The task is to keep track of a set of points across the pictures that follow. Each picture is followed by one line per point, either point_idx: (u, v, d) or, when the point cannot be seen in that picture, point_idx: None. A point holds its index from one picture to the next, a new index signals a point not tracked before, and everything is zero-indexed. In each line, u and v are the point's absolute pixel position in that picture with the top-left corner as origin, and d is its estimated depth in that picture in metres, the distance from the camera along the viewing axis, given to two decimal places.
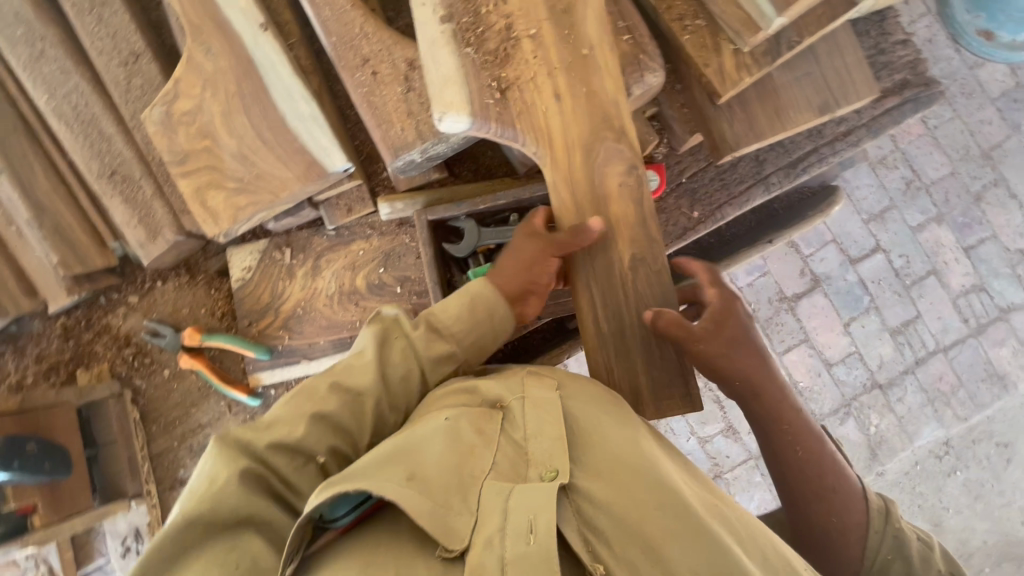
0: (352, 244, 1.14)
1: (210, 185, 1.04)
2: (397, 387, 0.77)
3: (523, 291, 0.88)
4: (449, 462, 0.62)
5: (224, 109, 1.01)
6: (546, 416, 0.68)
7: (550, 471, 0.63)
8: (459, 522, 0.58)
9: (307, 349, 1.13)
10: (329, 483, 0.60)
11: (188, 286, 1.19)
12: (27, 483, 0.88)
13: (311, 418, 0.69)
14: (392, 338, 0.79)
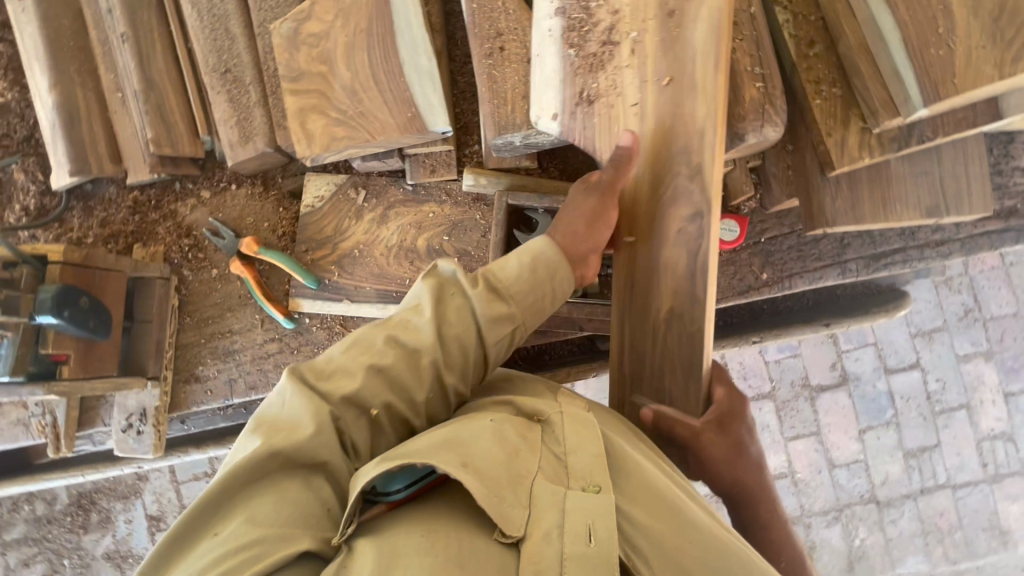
0: (425, 204, 1.15)
1: (314, 109, 1.05)
2: (451, 349, 0.75)
3: (584, 253, 0.87)
4: (497, 458, 0.64)
5: (349, 43, 1.04)
6: (586, 432, 0.71)
7: (592, 485, 0.64)
8: (514, 513, 0.60)
9: (351, 291, 1.14)
10: (384, 457, 0.63)
11: (259, 197, 1.21)
12: (69, 333, 0.91)
13: (370, 369, 0.71)
14: (449, 296, 0.77)
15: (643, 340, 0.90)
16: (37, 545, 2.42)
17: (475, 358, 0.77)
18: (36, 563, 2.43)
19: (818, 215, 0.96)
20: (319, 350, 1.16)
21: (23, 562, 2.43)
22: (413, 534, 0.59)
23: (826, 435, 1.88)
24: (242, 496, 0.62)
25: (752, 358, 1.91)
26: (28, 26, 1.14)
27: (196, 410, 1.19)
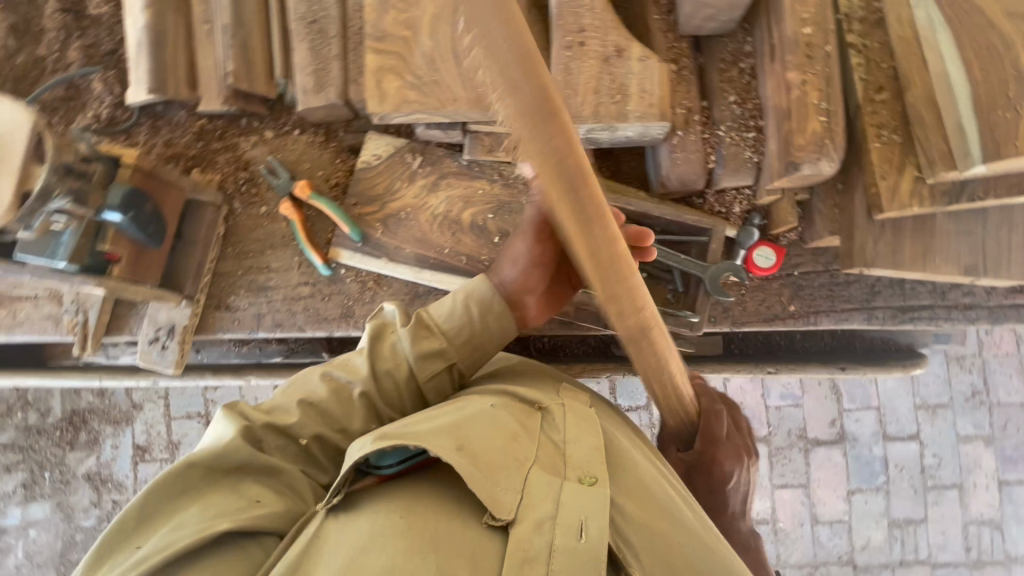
0: (475, 180, 1.19)
1: (390, 70, 1.08)
2: (382, 380, 0.94)
3: (519, 299, 1.01)
4: (495, 444, 0.81)
5: (437, 15, 1.08)
6: (581, 430, 0.89)
7: (585, 476, 0.82)
8: (508, 494, 0.76)
9: (391, 251, 1.17)
10: (384, 436, 0.78)
11: (319, 145, 1.25)
12: (128, 235, 0.94)
13: (299, 402, 0.89)
14: (386, 335, 0.98)
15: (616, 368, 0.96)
16: (23, 454, 2.45)
17: (407, 390, 0.95)
18: (18, 469, 2.46)
19: (858, 254, 0.99)
20: (350, 301, 1.20)
21: (6, 466, 2.46)
22: (391, 514, 0.74)
23: (813, 489, 2.11)
24: (172, 507, 0.76)
25: (754, 400, 2.13)
26: None
27: (220, 337, 1.22)
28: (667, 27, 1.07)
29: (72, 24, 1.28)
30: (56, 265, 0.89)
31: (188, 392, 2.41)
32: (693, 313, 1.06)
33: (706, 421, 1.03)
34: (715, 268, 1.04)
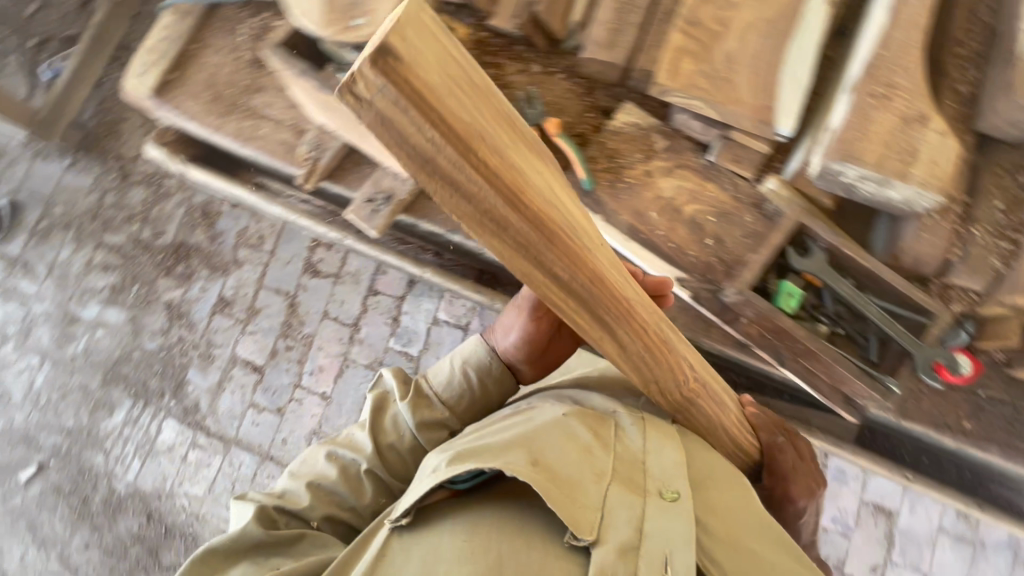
0: (709, 182, 1.21)
1: (687, 54, 1.13)
2: (384, 458, 1.15)
3: (516, 362, 1.23)
4: (571, 458, 0.88)
5: (749, 22, 1.12)
6: (662, 440, 0.92)
7: (670, 492, 0.86)
8: (591, 506, 0.84)
9: (607, 213, 1.21)
10: (457, 458, 0.90)
11: (576, 96, 1.29)
12: None
13: (309, 484, 1.12)
14: (387, 404, 1.21)
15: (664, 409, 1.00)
16: (122, 262, 2.59)
17: (410, 454, 1.17)
18: (112, 273, 2.59)
19: None
20: None
21: (104, 266, 2.59)
22: (458, 536, 0.88)
23: None
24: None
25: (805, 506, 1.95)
26: None
27: (418, 222, 1.29)
28: (961, 116, 1.09)
29: None
30: None
31: (286, 270, 2.51)
32: (894, 382, 1.08)
33: (769, 454, 1.06)
34: (928, 350, 1.06)
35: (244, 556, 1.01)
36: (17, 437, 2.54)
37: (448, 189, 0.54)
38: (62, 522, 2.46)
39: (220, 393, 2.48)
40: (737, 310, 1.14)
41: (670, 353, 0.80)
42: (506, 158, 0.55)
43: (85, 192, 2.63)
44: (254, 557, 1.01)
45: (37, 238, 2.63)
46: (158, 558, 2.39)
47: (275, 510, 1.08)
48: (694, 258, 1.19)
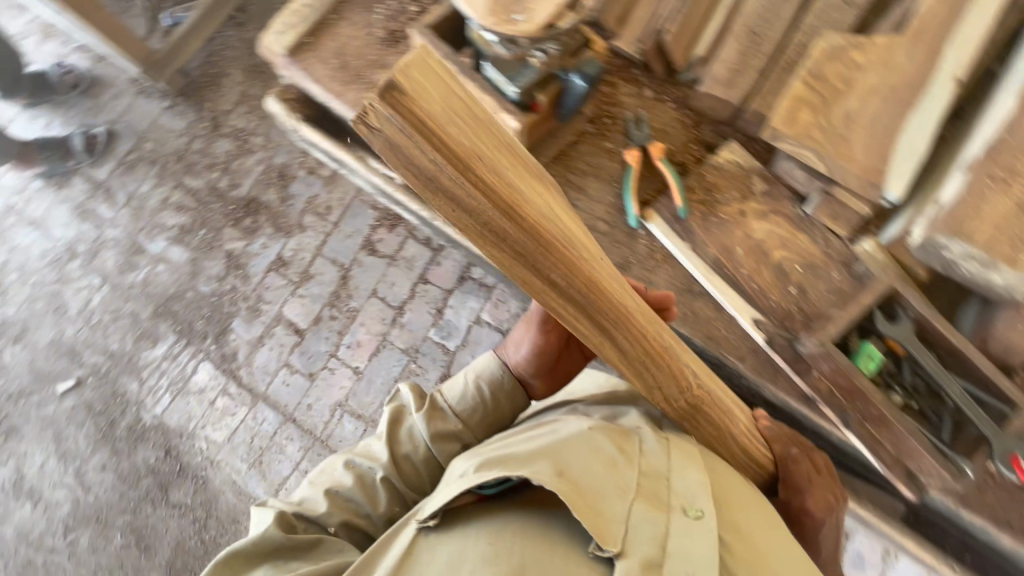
0: (802, 232, 1.22)
1: (805, 106, 1.15)
2: (400, 467, 1.18)
3: (527, 376, 1.26)
4: (596, 470, 0.86)
5: (873, 86, 1.14)
6: (684, 457, 0.90)
7: (695, 510, 0.84)
8: (617, 519, 0.82)
9: (695, 242, 1.23)
10: (488, 463, 0.90)
11: (682, 127, 1.32)
12: (570, 101, 1.08)
13: (326, 492, 1.15)
14: (402, 416, 1.24)
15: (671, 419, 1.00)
16: (196, 206, 2.70)
17: (424, 467, 1.20)
18: (184, 214, 2.70)
19: None
20: (631, 258, 1.27)
21: (179, 205, 2.71)
22: (483, 537, 0.86)
23: None
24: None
25: None
26: None
27: None
28: None
29: None
30: (507, 88, 1.02)
31: (346, 243, 2.58)
32: (968, 465, 1.06)
33: (783, 467, 1.04)
34: (1008, 439, 1.03)
35: (263, 560, 1.04)
36: (63, 349, 2.62)
37: (452, 208, 0.57)
38: (85, 439, 2.53)
39: (259, 347, 2.54)
40: (812, 362, 1.13)
41: (669, 357, 0.82)
42: (502, 174, 0.58)
43: (176, 134, 2.77)
44: (274, 558, 1.04)
45: (122, 168, 2.76)
46: (166, 494, 2.44)
47: (294, 516, 1.10)
48: (775, 302, 1.19)
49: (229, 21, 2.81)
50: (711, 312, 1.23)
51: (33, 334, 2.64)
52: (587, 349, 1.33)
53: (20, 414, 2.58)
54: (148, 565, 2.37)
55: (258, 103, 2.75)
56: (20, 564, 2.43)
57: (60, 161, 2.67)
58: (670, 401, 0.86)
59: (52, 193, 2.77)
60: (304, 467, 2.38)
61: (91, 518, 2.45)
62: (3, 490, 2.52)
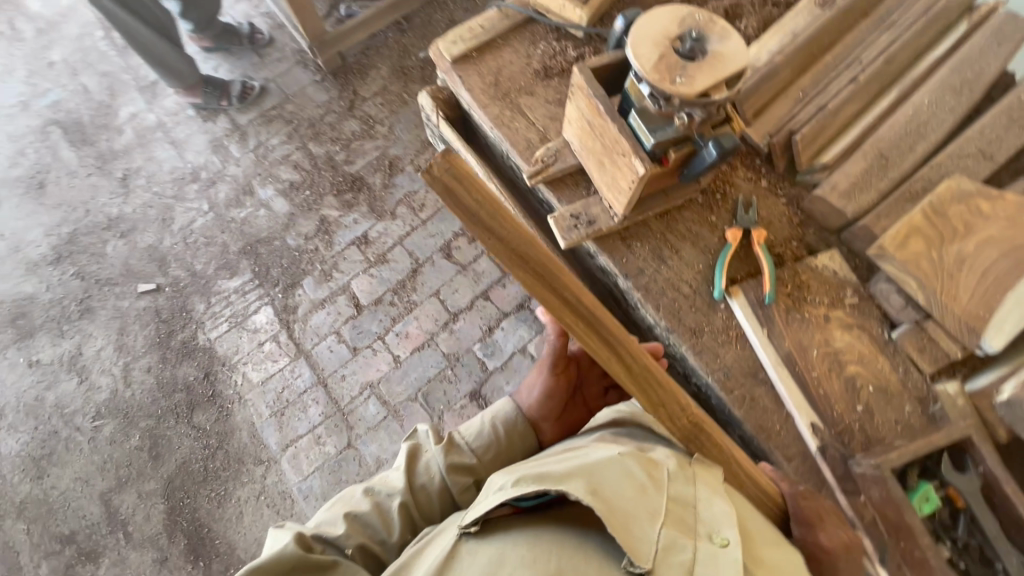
0: (882, 356, 1.22)
1: (922, 236, 1.17)
2: (417, 495, 1.17)
3: (540, 419, 1.32)
4: (628, 494, 0.87)
5: (994, 236, 1.15)
6: (708, 488, 0.92)
7: (721, 539, 0.84)
8: (648, 541, 0.83)
9: (773, 331, 1.24)
10: (525, 480, 0.90)
11: (788, 223, 1.37)
12: (697, 168, 1.14)
13: (344, 516, 1.10)
14: (419, 451, 1.24)
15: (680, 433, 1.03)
16: (311, 170, 2.90)
17: (442, 502, 1.18)
18: (298, 172, 2.90)
19: None
20: (706, 326, 1.29)
21: (296, 163, 2.92)
22: (519, 546, 0.87)
23: None
24: None
25: None
26: (812, 19, 1.47)
27: (595, 253, 1.38)
28: None
29: (725, 13, 1.56)
30: (646, 138, 1.11)
31: (428, 241, 2.71)
32: None
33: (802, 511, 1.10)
34: None
35: None
36: (156, 255, 2.79)
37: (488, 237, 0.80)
38: (143, 340, 2.64)
39: (318, 309, 2.63)
40: (862, 484, 1.10)
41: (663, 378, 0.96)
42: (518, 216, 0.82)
43: (316, 104, 3.04)
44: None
45: (262, 119, 3.02)
46: (191, 414, 2.51)
47: (311, 538, 1.04)
48: (837, 413, 1.18)
49: (393, 26, 3.14)
50: (770, 404, 1.22)
51: (138, 235, 2.82)
52: (592, 403, 1.41)
53: (99, 298, 2.72)
54: (151, 473, 2.43)
55: (393, 98, 3.01)
56: (46, 432, 2.51)
57: (213, 98, 2.98)
58: (673, 420, 0.95)
59: (198, 122, 3.03)
60: (319, 432, 2.43)
61: (120, 412, 2.53)
62: (58, 361, 2.62)
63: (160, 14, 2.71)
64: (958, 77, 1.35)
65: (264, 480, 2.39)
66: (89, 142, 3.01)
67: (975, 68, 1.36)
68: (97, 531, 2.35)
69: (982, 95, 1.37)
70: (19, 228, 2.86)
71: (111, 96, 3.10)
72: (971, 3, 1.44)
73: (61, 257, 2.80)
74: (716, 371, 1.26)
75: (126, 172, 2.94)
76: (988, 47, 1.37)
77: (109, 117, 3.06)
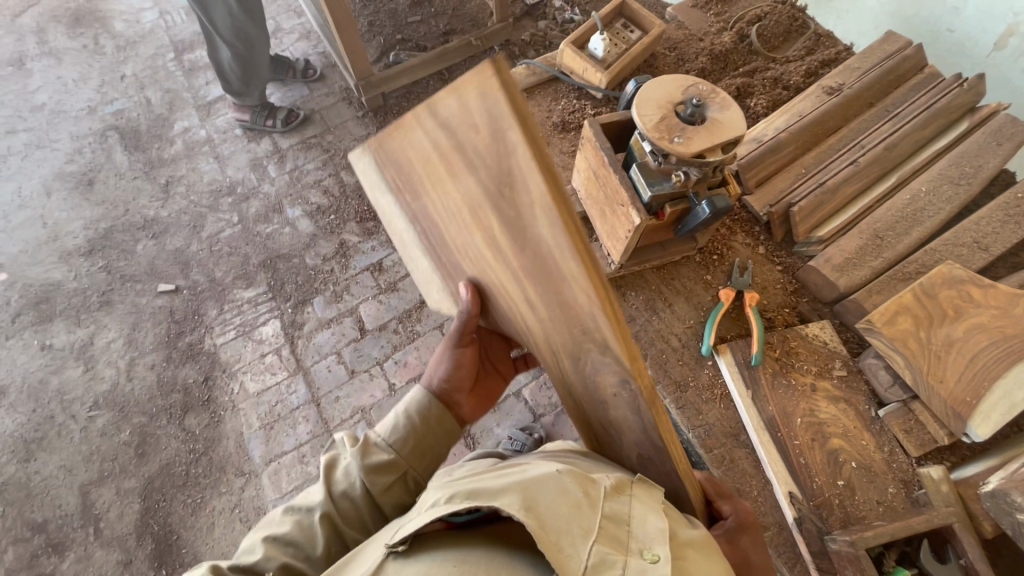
0: (867, 432, 1.20)
1: (912, 316, 1.18)
2: (341, 505, 1.01)
3: (456, 395, 1.24)
4: (561, 508, 0.69)
5: (986, 323, 1.15)
6: (644, 508, 0.76)
7: (652, 556, 0.68)
8: (574, 562, 0.65)
9: (757, 393, 1.24)
10: (458, 495, 0.73)
11: (782, 291, 1.40)
12: (689, 225, 1.20)
13: (264, 540, 0.95)
14: (337, 464, 1.08)
15: (618, 438, 1.00)
16: (338, 197, 3.04)
17: (368, 510, 1.02)
18: (327, 198, 3.04)
19: None
20: (690, 381, 1.30)
21: (326, 189, 3.06)
22: (445, 564, 0.67)
23: None
24: None
25: None
26: (816, 104, 1.58)
27: None
28: None
29: (737, 90, 1.69)
30: (644, 190, 1.17)
31: None
32: None
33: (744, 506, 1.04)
34: None
35: None
36: (180, 258, 2.91)
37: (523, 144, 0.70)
38: (153, 338, 2.71)
39: (323, 328, 2.69)
40: (837, 563, 1.05)
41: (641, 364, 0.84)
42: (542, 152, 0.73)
43: (354, 138, 3.22)
44: None
45: (302, 145, 3.22)
46: (183, 416, 2.54)
47: (228, 570, 0.90)
48: (817, 487, 1.15)
49: (434, 76, 3.35)
50: (749, 467, 1.21)
51: (168, 238, 2.97)
52: (503, 368, 1.39)
53: (121, 293, 2.82)
54: (133, 471, 2.43)
55: None
56: (43, 416, 2.55)
57: (261, 117, 3.21)
58: (658, 414, 0.86)
59: (244, 141, 3.25)
60: (304, 450, 2.41)
61: (117, 406, 2.56)
62: (70, 347, 2.70)
63: (249, 52, 2.87)
64: (957, 171, 1.41)
65: (242, 492, 2.37)
66: (142, 149, 3.23)
67: (974, 164, 1.41)
68: (69, 523, 2.33)
69: (980, 190, 1.42)
70: (60, 219, 3.03)
71: (169, 110, 3.36)
72: (973, 104, 1.51)
73: (93, 250, 2.94)
74: (698, 428, 1.25)
75: (168, 179, 3.14)
76: (988, 145, 1.43)
77: (164, 128, 3.30)
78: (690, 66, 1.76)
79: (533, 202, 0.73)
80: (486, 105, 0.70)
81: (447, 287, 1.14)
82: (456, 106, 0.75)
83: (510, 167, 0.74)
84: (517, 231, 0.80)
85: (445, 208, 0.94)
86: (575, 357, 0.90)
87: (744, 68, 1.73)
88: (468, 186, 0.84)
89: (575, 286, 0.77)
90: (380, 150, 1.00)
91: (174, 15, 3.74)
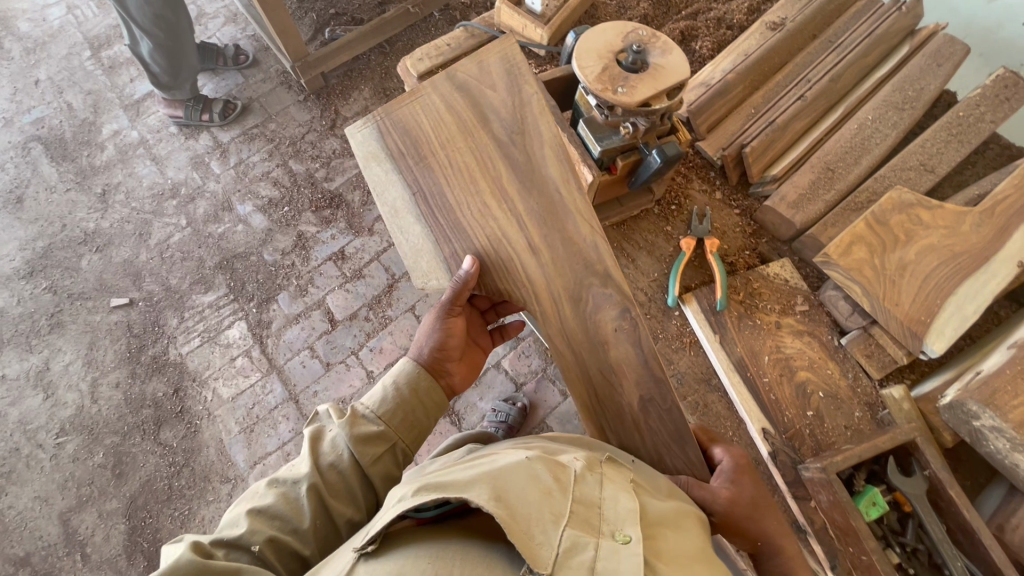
0: (832, 361, 1.24)
1: (865, 245, 1.20)
2: (329, 477, 0.97)
3: (446, 364, 1.22)
4: (531, 497, 0.68)
5: (935, 243, 1.18)
6: (615, 489, 0.76)
7: (623, 536, 0.68)
8: (545, 549, 0.64)
9: (725, 337, 1.25)
10: (424, 488, 0.69)
11: (741, 234, 1.41)
12: (641, 178, 1.20)
13: (248, 513, 0.90)
14: (322, 435, 1.04)
15: (620, 388, 1.01)
16: (290, 187, 2.91)
17: (356, 481, 0.99)
18: (278, 189, 2.91)
19: None
20: (660, 333, 1.32)
21: (276, 180, 2.93)
22: (417, 561, 0.65)
23: None
24: None
25: None
26: (759, 41, 1.55)
27: None
28: None
29: (681, 34, 1.65)
30: (593, 146, 1.14)
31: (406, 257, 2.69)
32: None
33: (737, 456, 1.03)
34: None
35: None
36: (129, 269, 2.77)
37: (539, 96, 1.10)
38: (113, 355, 2.60)
39: (292, 324, 2.61)
40: (812, 489, 1.09)
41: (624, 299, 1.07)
42: None
43: (298, 123, 3.07)
44: None
45: (244, 137, 3.06)
46: (158, 430, 2.46)
47: (212, 545, 0.84)
48: (788, 419, 1.19)
49: (375, 49, 3.19)
50: (722, 409, 1.26)
51: (113, 249, 2.81)
52: (481, 341, 1.38)
53: (71, 313, 2.68)
54: (113, 492, 2.36)
55: None
56: (7, 450, 2.44)
57: (195, 113, 3.01)
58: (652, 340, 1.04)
59: (181, 139, 3.06)
60: (289, 448, 2.37)
61: (85, 429, 2.47)
62: (24, 376, 2.57)
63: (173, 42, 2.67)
64: (901, 96, 1.42)
65: (230, 498, 2.33)
66: (70, 158, 3.02)
67: (916, 88, 1.42)
68: (54, 553, 2.26)
69: (922, 114, 1.44)
70: None
71: (94, 113, 3.13)
72: (912, 27, 1.52)
73: (34, 271, 2.77)
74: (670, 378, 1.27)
75: (105, 187, 2.95)
76: (928, 67, 1.44)
77: (92, 134, 3.09)
78: (632, 13, 1.71)
79: (543, 140, 1.08)
80: (508, 74, 1.11)
81: (442, 250, 1.07)
82: (481, 74, 1.11)
83: (525, 119, 1.08)
84: (529, 172, 1.07)
85: (454, 165, 1.08)
86: (575, 297, 1.04)
87: (687, 11, 1.69)
88: (484, 143, 1.08)
89: (581, 216, 1.06)
90: (390, 116, 1.11)
91: (83, 9, 3.45)
